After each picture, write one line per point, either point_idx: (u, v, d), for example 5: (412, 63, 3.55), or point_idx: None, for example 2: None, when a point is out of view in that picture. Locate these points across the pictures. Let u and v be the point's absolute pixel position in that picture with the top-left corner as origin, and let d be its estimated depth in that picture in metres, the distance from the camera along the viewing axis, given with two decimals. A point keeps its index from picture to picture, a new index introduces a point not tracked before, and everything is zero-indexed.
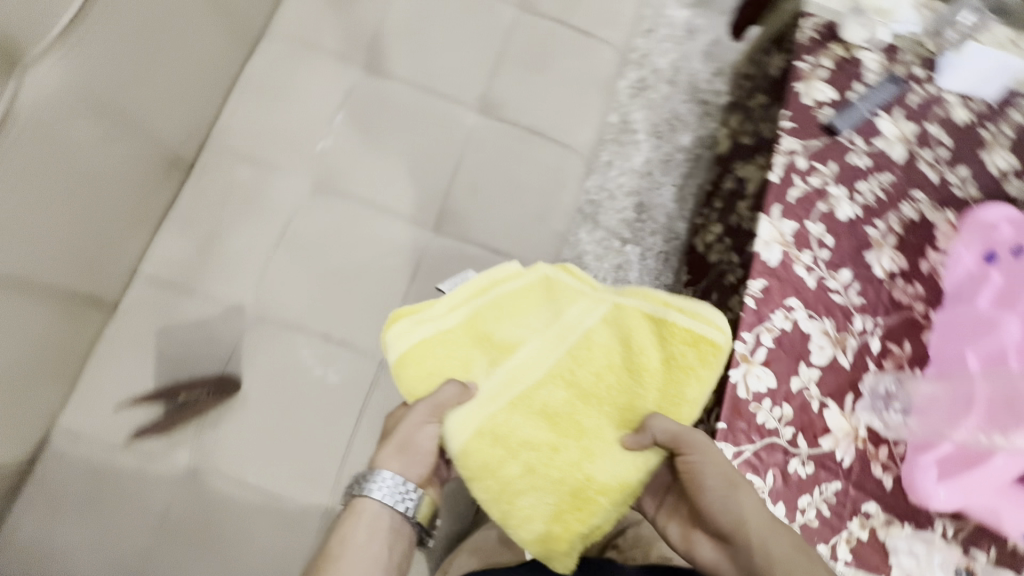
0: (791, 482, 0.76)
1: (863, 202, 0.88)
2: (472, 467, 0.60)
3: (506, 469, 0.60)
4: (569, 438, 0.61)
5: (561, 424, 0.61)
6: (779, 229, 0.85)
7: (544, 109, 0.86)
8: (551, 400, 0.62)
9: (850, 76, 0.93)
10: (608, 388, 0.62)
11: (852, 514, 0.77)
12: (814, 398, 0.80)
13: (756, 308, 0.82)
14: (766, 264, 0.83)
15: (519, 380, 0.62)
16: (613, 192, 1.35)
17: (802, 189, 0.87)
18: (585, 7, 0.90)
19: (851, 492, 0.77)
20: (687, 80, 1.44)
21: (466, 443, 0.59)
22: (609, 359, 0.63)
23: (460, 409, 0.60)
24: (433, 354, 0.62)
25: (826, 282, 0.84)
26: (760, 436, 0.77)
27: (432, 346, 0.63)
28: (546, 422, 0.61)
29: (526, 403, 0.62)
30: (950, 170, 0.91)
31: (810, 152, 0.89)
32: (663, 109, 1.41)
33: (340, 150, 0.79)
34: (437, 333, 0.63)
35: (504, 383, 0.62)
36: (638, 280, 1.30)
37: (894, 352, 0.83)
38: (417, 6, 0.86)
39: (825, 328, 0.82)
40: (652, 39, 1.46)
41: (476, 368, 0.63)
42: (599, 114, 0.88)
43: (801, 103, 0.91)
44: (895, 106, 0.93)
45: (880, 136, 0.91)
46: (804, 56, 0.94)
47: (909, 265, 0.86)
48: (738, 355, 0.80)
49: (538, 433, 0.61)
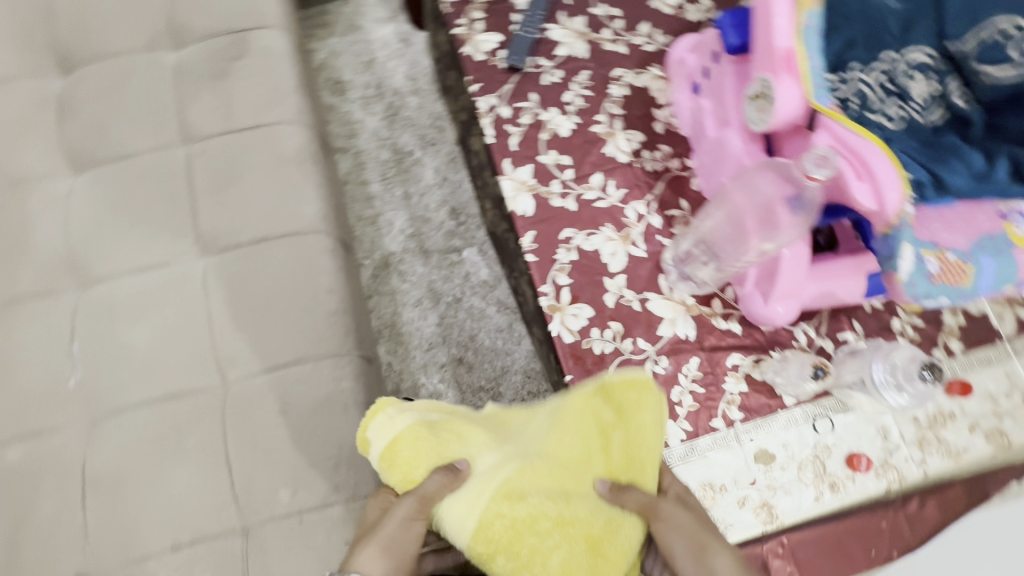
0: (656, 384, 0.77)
1: (576, 109, 0.90)
2: (485, 545, 0.56)
3: (521, 543, 0.56)
4: (575, 497, 0.59)
5: (562, 477, 0.61)
6: (518, 180, 0.86)
7: (258, 214, 0.86)
8: (539, 467, 0.60)
9: (504, 13, 0.95)
10: (580, 451, 0.63)
11: (723, 374, 0.77)
12: (633, 300, 0.81)
13: (539, 259, 0.83)
14: (525, 217, 0.84)
15: (507, 457, 0.61)
16: (425, 214, 1.35)
17: (520, 132, 0.89)
18: (242, 105, 0.90)
19: (712, 356, 0.78)
20: (427, 81, 1.46)
21: (476, 523, 0.56)
22: (586, 443, 0.64)
23: (457, 497, 0.57)
24: (417, 446, 0.59)
25: (585, 197, 0.85)
26: (607, 364, 0.78)
27: (413, 439, 0.60)
28: (547, 477, 0.60)
29: (523, 470, 0.60)
30: (633, 34, 0.94)
31: (508, 97, 0.91)
32: (423, 118, 1.43)
33: (95, 373, 0.78)
34: (422, 419, 0.62)
35: (493, 465, 0.60)
36: (491, 275, 1.30)
37: (677, 216, 0.84)
38: (93, 202, 0.86)
39: (607, 234, 0.83)
40: (377, 66, 1.47)
41: (459, 448, 0.61)
42: (312, 185, 0.89)
43: (476, 62, 0.93)
44: (556, 12, 0.95)
45: (558, 45, 0.94)
46: (456, 20, 0.95)
47: (646, 135, 0.88)
48: (548, 309, 0.80)
49: (544, 501, 0.58)
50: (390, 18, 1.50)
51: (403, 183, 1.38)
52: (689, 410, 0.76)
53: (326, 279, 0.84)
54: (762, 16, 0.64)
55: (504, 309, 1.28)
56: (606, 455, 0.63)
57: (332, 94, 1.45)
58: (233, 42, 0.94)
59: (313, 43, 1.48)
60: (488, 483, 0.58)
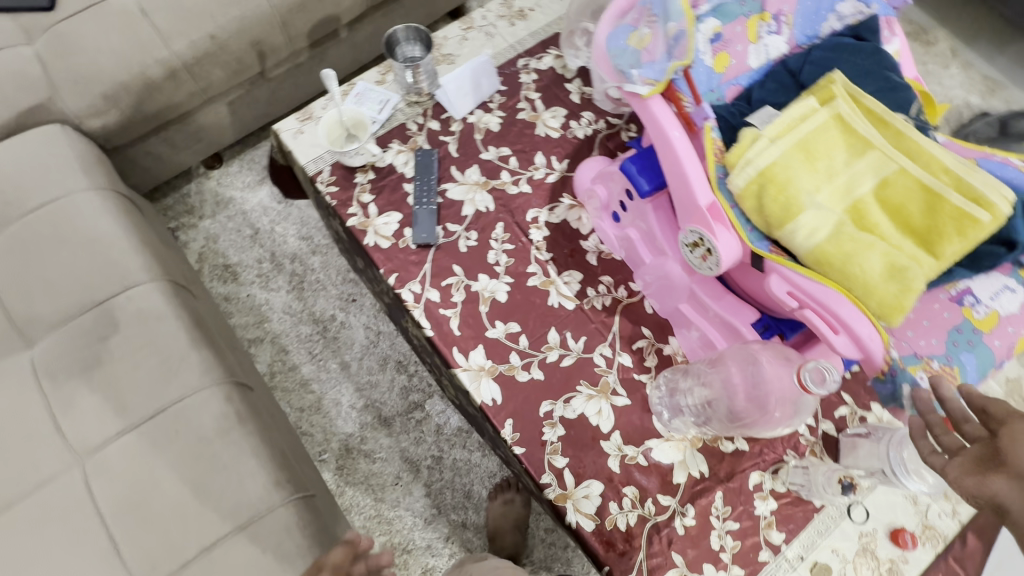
0: (691, 538, 0.72)
1: (504, 268, 0.85)
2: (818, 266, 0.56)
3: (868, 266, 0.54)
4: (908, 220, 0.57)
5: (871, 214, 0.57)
6: (475, 366, 0.79)
7: (196, 513, 0.72)
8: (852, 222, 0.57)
9: (394, 187, 0.89)
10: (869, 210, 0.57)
11: (749, 499, 0.74)
12: (636, 455, 0.76)
13: (528, 446, 0.76)
14: (497, 405, 0.77)
15: (837, 222, 0.57)
16: (370, 379, 1.24)
17: (457, 313, 0.82)
18: (135, 389, 0.77)
19: (731, 485, 0.75)
20: (323, 234, 1.36)
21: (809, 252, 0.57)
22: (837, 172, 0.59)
23: (802, 233, 0.56)
24: (845, 240, 0.55)
25: (549, 360, 0.80)
26: (638, 538, 0.72)
27: (843, 237, 0.55)
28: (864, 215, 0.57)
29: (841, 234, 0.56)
30: (532, 169, 0.91)
31: (430, 278, 0.84)
32: (332, 275, 1.32)
33: None
34: (808, 195, 0.58)
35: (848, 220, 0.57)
36: (463, 419, 1.22)
37: (645, 346, 0.81)
38: None
39: (585, 394, 0.78)
40: (264, 236, 1.35)
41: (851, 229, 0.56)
42: (248, 450, 0.77)
43: (384, 250, 0.86)
44: (446, 170, 0.91)
45: (462, 204, 0.89)
46: (346, 210, 0.88)
47: (583, 271, 0.85)
48: (557, 500, 0.74)
49: (857, 245, 0.55)
50: (260, 181, 1.39)
51: (336, 353, 1.26)
52: (734, 553, 0.72)
53: (303, 556, 0.72)
54: (678, 181, 0.63)
55: (489, 451, 1.20)
56: (875, 251, 0.55)
57: (223, 282, 1.30)
58: (101, 318, 0.81)
59: (183, 233, 1.33)
60: (860, 173, 0.59)
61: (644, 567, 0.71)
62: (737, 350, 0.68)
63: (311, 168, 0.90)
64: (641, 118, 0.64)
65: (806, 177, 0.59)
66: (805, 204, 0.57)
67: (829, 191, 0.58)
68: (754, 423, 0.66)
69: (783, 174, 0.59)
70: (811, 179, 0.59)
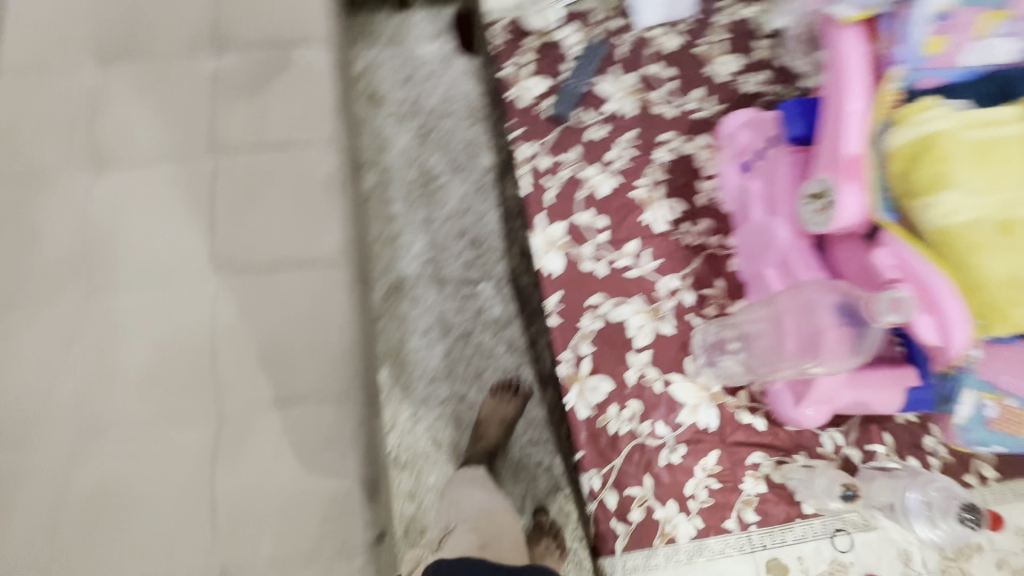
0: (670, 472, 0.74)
1: (618, 170, 0.87)
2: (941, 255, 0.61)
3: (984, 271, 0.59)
4: None
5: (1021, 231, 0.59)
6: (552, 236, 0.83)
7: (279, 239, 0.83)
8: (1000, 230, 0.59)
9: (554, 60, 0.93)
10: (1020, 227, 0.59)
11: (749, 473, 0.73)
12: (655, 380, 0.77)
13: (562, 323, 0.79)
14: (553, 277, 0.81)
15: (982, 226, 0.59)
16: (445, 242, 1.32)
17: (558, 187, 0.86)
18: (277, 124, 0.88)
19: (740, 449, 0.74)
20: (464, 104, 1.43)
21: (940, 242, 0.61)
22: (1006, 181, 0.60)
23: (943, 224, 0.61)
24: (981, 242, 0.59)
25: (617, 264, 0.82)
26: (621, 446, 0.74)
27: (979, 242, 0.59)
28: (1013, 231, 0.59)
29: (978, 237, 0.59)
30: (686, 98, 0.91)
31: (549, 149, 0.88)
32: (454, 143, 1.40)
33: (96, 384, 0.77)
34: (968, 191, 0.60)
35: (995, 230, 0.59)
36: (505, 313, 1.27)
37: (711, 296, 0.81)
38: (114, 208, 0.84)
39: (636, 306, 0.80)
40: (416, 83, 1.44)
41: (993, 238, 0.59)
42: (337, 214, 0.86)
43: (521, 107, 0.90)
44: (608, 66, 0.93)
45: (607, 100, 0.91)
46: (505, 61, 0.93)
47: (688, 205, 0.85)
48: (565, 378, 0.77)
49: (988, 251, 0.59)
50: (434, 36, 1.48)
51: (428, 207, 1.35)
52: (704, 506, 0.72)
53: (340, 316, 0.80)
54: (836, 119, 0.63)
55: (514, 350, 1.24)
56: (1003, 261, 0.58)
57: (367, 107, 1.42)
58: (277, 58, 0.92)
59: (354, 52, 1.45)
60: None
61: (613, 472, 0.73)
62: (794, 298, 0.69)
63: (489, 14, 0.94)
64: (832, 48, 0.64)
65: (973, 176, 0.60)
66: (959, 199, 0.60)
67: (990, 196, 0.60)
68: (787, 362, 0.68)
69: (950, 166, 0.60)
70: (976, 179, 0.60)
